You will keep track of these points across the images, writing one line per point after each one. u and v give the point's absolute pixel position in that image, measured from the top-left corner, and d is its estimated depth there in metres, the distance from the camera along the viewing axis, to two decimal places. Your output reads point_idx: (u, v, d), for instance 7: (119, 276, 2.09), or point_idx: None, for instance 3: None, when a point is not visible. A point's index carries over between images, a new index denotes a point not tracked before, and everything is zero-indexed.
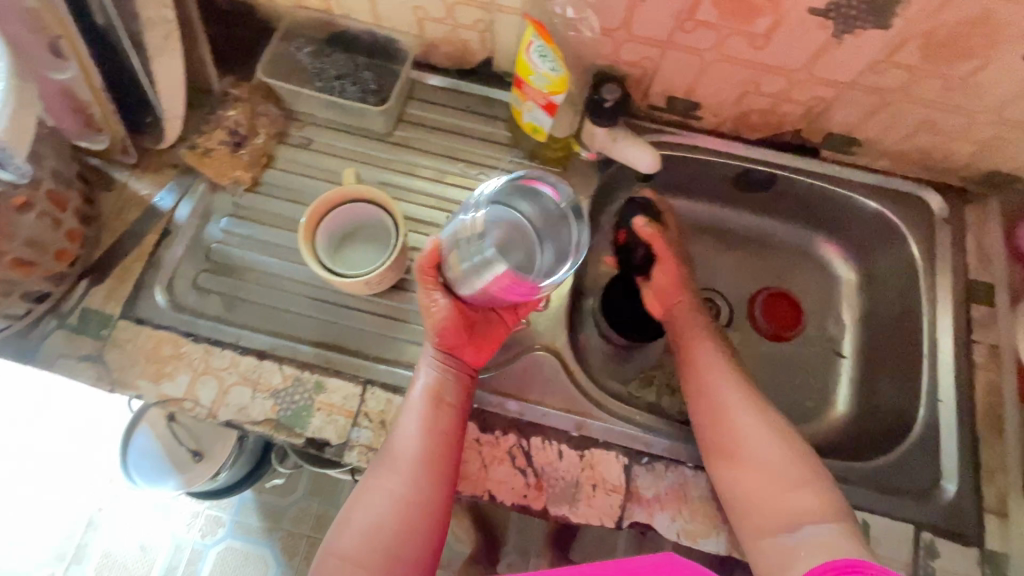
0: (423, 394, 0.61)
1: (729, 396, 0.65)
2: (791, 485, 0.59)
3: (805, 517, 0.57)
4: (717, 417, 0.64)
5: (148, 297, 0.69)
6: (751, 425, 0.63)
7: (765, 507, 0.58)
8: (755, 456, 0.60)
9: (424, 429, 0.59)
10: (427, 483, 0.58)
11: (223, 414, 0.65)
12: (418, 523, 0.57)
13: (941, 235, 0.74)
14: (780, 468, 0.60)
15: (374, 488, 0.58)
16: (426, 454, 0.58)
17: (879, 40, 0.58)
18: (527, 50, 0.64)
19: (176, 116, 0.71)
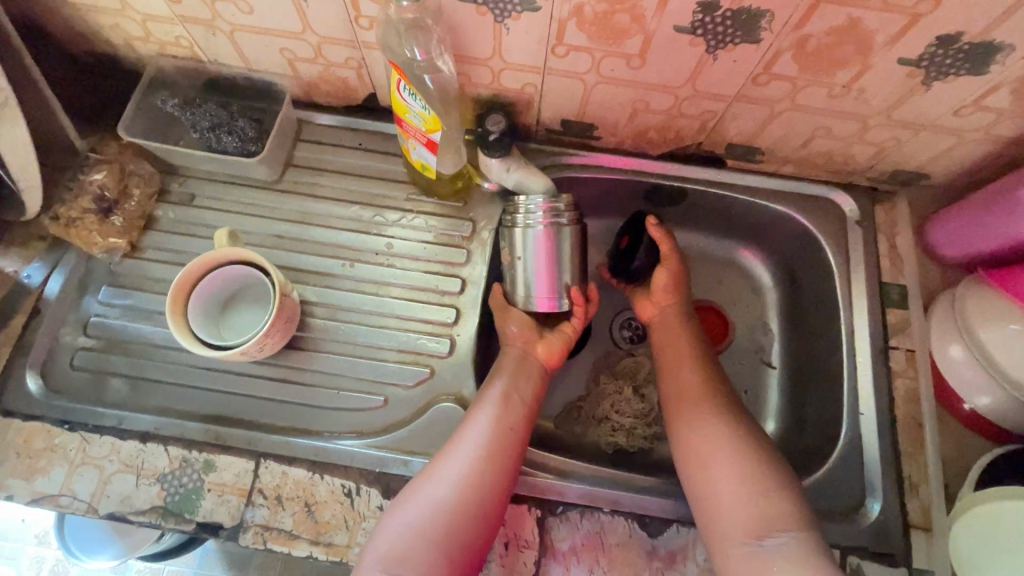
0: (500, 408, 0.61)
1: (695, 401, 0.63)
2: (764, 487, 0.55)
3: (777, 521, 0.53)
4: (685, 421, 0.62)
5: (18, 385, 0.64)
6: (720, 429, 0.60)
7: (737, 512, 0.54)
8: (718, 458, 0.58)
9: (508, 436, 0.59)
10: (484, 491, 0.56)
11: (103, 507, 0.60)
12: (456, 534, 0.54)
13: (853, 238, 0.72)
14: (750, 470, 0.56)
15: (427, 496, 0.55)
16: (502, 457, 0.58)
17: (752, 53, 0.55)
18: (396, 89, 0.60)
19: (34, 186, 0.65)
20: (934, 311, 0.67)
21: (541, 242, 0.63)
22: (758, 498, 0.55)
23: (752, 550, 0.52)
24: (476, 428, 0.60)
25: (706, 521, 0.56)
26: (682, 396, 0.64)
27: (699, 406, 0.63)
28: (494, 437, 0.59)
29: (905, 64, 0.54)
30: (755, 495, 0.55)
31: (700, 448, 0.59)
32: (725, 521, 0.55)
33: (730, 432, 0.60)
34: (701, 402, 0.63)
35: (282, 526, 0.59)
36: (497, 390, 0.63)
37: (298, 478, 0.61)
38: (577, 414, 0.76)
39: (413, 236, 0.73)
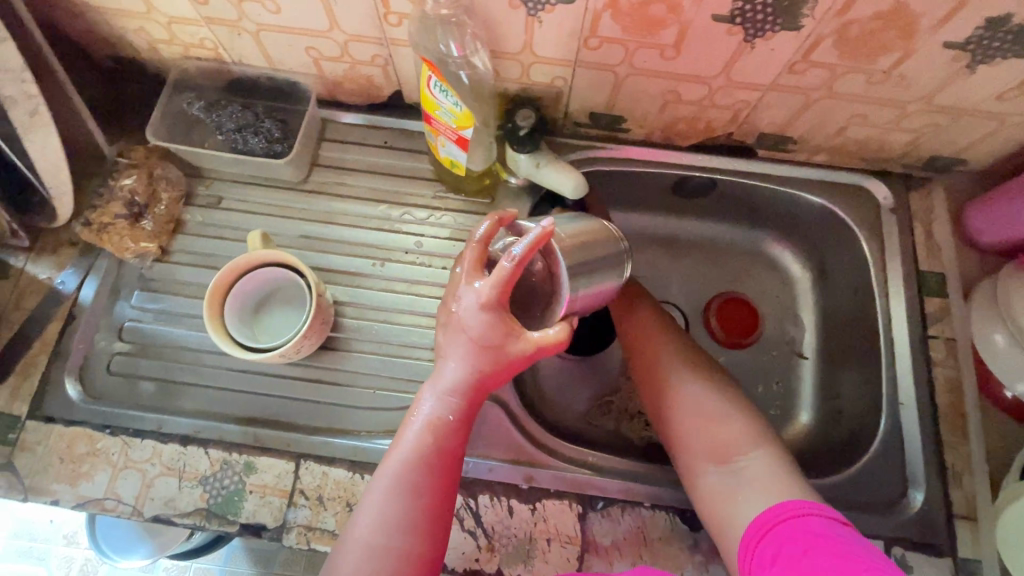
0: (431, 427, 0.53)
1: (655, 348, 0.63)
2: (726, 416, 0.57)
3: (737, 446, 0.55)
4: (645, 367, 0.63)
5: (57, 392, 0.64)
6: (680, 368, 0.61)
7: (704, 444, 0.56)
8: (686, 399, 0.59)
9: (445, 453, 0.53)
10: (428, 519, 0.52)
11: (148, 510, 0.60)
12: (413, 567, 0.50)
13: (888, 226, 0.71)
14: (711, 404, 0.58)
15: (365, 541, 0.51)
16: (441, 477, 0.53)
17: (791, 42, 0.54)
18: (427, 85, 0.59)
19: (65, 193, 0.66)
20: (973, 299, 0.67)
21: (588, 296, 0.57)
22: (721, 426, 0.57)
23: (718, 475, 0.54)
24: (404, 456, 0.53)
25: (677, 456, 0.58)
26: (640, 344, 0.64)
27: (659, 349, 0.63)
28: (427, 461, 0.52)
29: (950, 48, 0.52)
30: (718, 426, 0.57)
31: (662, 389, 0.60)
32: (693, 452, 0.57)
33: (691, 372, 0.61)
34: (660, 347, 0.63)
35: (325, 526, 0.59)
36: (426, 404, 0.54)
37: (338, 478, 0.61)
38: (609, 410, 0.76)
39: (441, 233, 0.73)
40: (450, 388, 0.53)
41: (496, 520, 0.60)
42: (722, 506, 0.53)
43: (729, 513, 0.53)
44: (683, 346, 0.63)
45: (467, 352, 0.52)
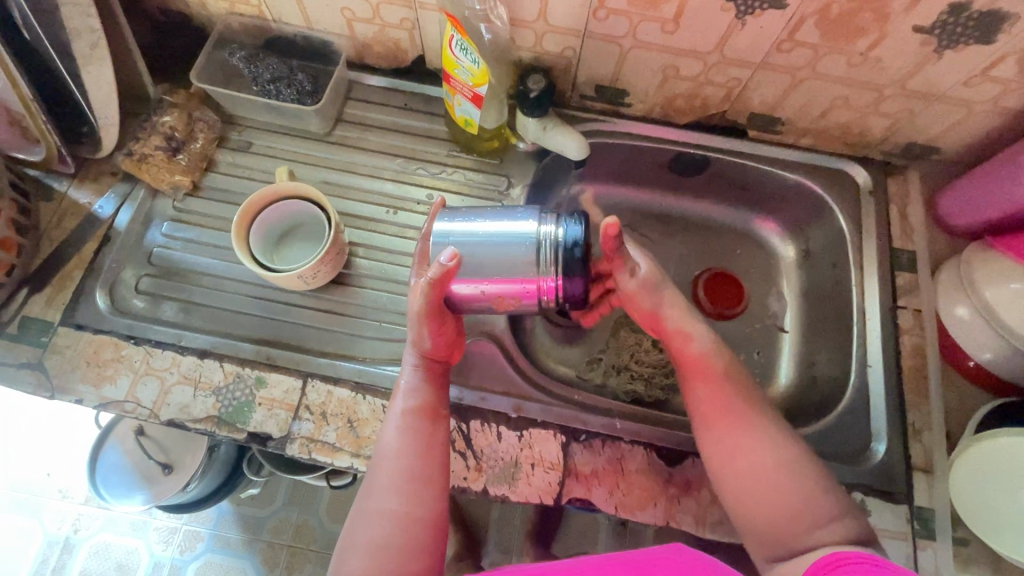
0: (408, 398, 0.61)
1: (728, 414, 0.58)
2: (810, 499, 0.54)
3: (821, 530, 0.52)
4: (718, 439, 0.58)
5: (88, 303, 0.70)
6: (756, 439, 0.57)
7: (785, 526, 0.53)
8: (762, 466, 0.55)
9: (425, 416, 0.60)
10: (421, 478, 0.57)
11: (163, 413, 0.65)
12: (419, 524, 0.55)
13: (866, 206, 0.77)
14: (790, 482, 0.54)
15: (372, 509, 0.56)
16: (428, 441, 0.59)
17: (778, 20, 0.61)
18: (449, 45, 0.66)
19: (112, 124, 0.72)
20: (940, 274, 0.72)
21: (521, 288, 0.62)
22: (797, 493, 0.54)
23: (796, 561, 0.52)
24: (391, 426, 0.60)
25: (749, 520, 0.55)
26: (714, 413, 0.59)
27: (734, 417, 0.58)
28: (411, 425, 0.59)
29: (919, 32, 0.59)
30: (796, 496, 0.54)
31: (743, 460, 0.56)
32: (772, 532, 0.54)
33: (772, 449, 0.56)
34: (732, 413, 0.58)
35: (326, 439, 0.64)
36: (404, 379, 0.62)
37: (342, 397, 0.66)
38: (598, 365, 0.81)
39: (451, 188, 0.79)
40: (420, 363, 0.63)
41: (484, 443, 0.64)
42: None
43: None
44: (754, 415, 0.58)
45: (425, 329, 0.61)
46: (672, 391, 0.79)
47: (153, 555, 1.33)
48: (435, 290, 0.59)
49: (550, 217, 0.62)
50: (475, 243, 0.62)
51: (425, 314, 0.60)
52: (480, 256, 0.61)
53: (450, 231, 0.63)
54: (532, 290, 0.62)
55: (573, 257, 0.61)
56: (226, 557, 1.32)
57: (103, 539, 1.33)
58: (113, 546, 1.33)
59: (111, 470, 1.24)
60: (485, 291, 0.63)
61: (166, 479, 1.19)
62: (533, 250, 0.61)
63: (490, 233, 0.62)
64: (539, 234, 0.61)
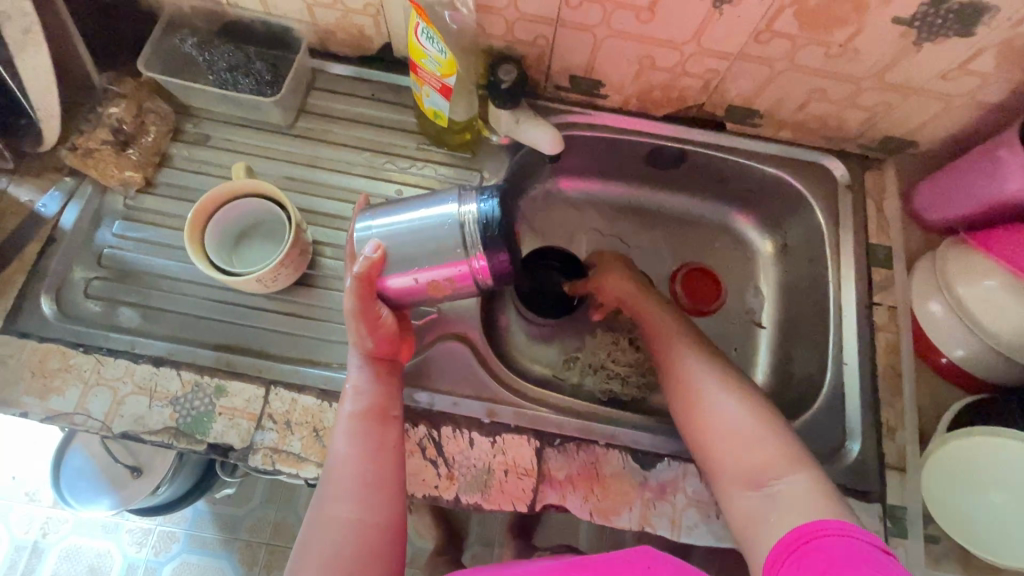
0: (355, 400, 0.59)
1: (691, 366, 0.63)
2: (764, 439, 0.56)
3: (775, 469, 0.54)
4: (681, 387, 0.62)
5: (33, 309, 0.65)
6: (711, 396, 0.60)
7: (742, 467, 0.55)
8: (717, 424, 0.58)
9: (374, 419, 0.58)
10: (373, 484, 0.55)
11: (117, 425, 0.62)
12: (374, 530, 0.54)
13: (843, 201, 0.76)
14: (746, 425, 0.57)
15: (324, 520, 0.54)
16: (378, 444, 0.57)
17: (755, 10, 0.58)
18: (415, 33, 0.62)
19: (53, 116, 0.67)
20: (915, 270, 0.71)
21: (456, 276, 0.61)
22: (751, 447, 0.56)
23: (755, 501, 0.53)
24: (341, 432, 0.58)
25: (713, 476, 0.58)
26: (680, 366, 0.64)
27: (691, 377, 0.62)
28: (358, 430, 0.57)
29: (898, 23, 0.57)
30: (751, 450, 0.56)
31: (700, 418, 0.59)
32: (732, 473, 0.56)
33: (726, 405, 0.59)
34: (688, 371, 0.63)
35: (291, 449, 0.62)
36: (351, 383, 0.60)
37: (307, 405, 0.64)
38: (574, 364, 0.79)
39: (421, 183, 0.76)
40: (366, 364, 0.60)
41: (454, 452, 0.62)
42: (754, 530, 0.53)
43: (759, 536, 0.52)
44: (715, 368, 0.62)
45: (362, 329, 0.59)
46: (649, 390, 0.77)
47: (126, 557, 1.29)
48: (363, 289, 0.57)
49: (468, 197, 0.60)
50: (401, 235, 0.60)
51: (362, 314, 0.58)
52: (409, 244, 0.60)
53: (377, 225, 0.61)
54: (465, 272, 0.60)
55: (494, 234, 0.59)
56: (202, 557, 1.29)
57: (73, 543, 1.29)
58: (84, 549, 1.29)
59: (77, 474, 1.19)
60: (420, 279, 0.61)
61: (134, 483, 1.15)
62: (459, 230, 0.59)
63: (414, 221, 0.60)
64: (459, 214, 0.60)
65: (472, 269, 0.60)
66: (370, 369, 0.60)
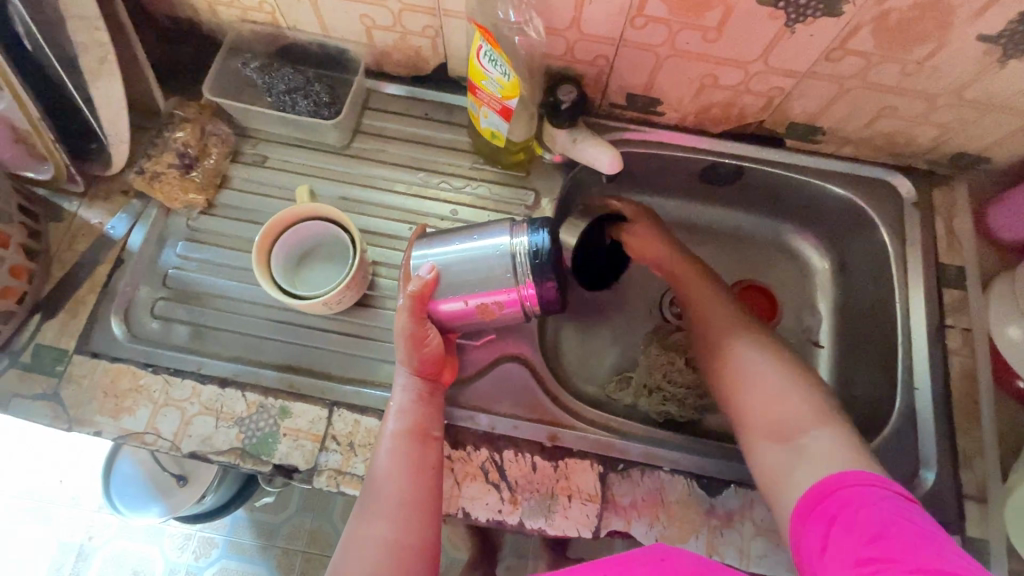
0: (399, 419, 0.59)
1: (719, 325, 0.66)
2: (787, 392, 0.59)
3: (802, 419, 0.57)
4: (708, 347, 0.66)
5: (104, 330, 0.67)
6: (745, 351, 0.63)
7: (771, 419, 0.58)
8: (749, 378, 0.61)
9: (416, 439, 0.58)
10: (412, 505, 0.55)
11: (185, 445, 0.63)
12: (410, 552, 0.53)
13: (910, 219, 0.73)
14: (774, 381, 0.60)
15: (362, 537, 0.53)
16: (418, 463, 0.57)
17: (830, 29, 0.57)
18: (477, 55, 0.62)
19: (122, 141, 0.69)
20: (990, 291, 0.68)
21: (504, 302, 0.60)
22: (778, 400, 0.58)
23: (781, 452, 0.56)
24: (382, 450, 0.58)
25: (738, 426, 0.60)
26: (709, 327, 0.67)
27: (727, 333, 0.65)
28: (400, 449, 0.57)
29: (984, 40, 0.55)
30: (781, 403, 0.58)
31: (733, 373, 0.62)
32: (762, 427, 0.58)
33: (757, 361, 0.62)
34: (723, 327, 0.66)
35: (355, 471, 0.62)
36: (395, 401, 0.60)
37: (370, 427, 0.64)
38: (628, 384, 0.77)
39: (475, 202, 0.75)
40: (410, 384, 0.61)
41: (515, 476, 0.62)
42: (782, 482, 0.54)
43: (783, 483, 0.54)
44: (748, 327, 0.66)
45: (409, 347, 0.59)
46: (705, 411, 0.76)
47: (168, 562, 1.31)
48: (417, 308, 0.59)
49: (521, 227, 0.60)
50: (454, 262, 0.60)
51: (411, 332, 0.59)
52: (461, 270, 0.60)
53: (434, 253, 0.61)
54: (514, 298, 0.60)
55: (545, 262, 0.58)
56: (241, 564, 1.31)
57: (118, 546, 1.32)
58: (130, 552, 1.32)
59: (124, 480, 1.22)
60: (469, 303, 0.60)
61: (181, 491, 1.17)
62: (512, 258, 0.59)
63: (467, 247, 0.60)
64: (512, 246, 0.59)
65: (521, 295, 0.60)
66: (414, 388, 0.60)
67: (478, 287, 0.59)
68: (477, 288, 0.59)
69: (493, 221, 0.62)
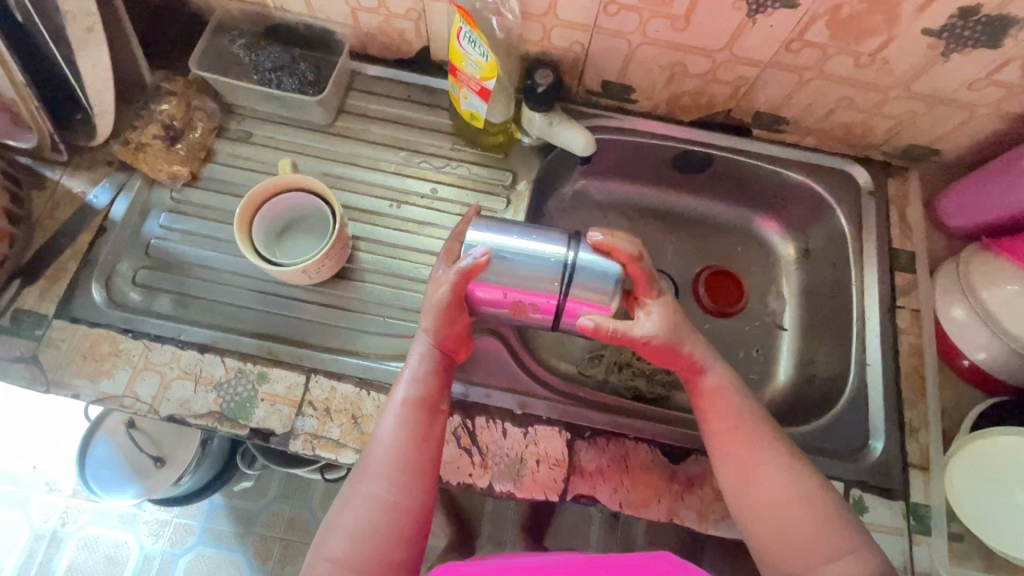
0: (411, 386, 0.60)
1: (745, 441, 0.57)
2: (829, 529, 0.52)
3: (835, 565, 0.50)
4: (733, 465, 0.57)
5: (85, 296, 0.68)
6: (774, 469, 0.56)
7: (799, 558, 0.51)
8: (779, 501, 0.54)
9: (426, 409, 0.59)
10: (412, 471, 0.56)
11: (163, 408, 0.64)
12: (404, 515, 0.54)
13: (866, 206, 0.78)
14: (812, 517, 0.53)
15: (360, 496, 0.55)
16: (426, 433, 0.58)
17: (789, 20, 0.61)
18: (457, 37, 0.65)
19: (107, 112, 0.70)
20: (938, 274, 0.73)
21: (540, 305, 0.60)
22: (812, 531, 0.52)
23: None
24: (389, 414, 0.58)
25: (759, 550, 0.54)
26: (732, 445, 0.58)
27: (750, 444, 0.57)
28: (409, 417, 0.58)
29: (928, 34, 0.60)
30: (814, 537, 0.52)
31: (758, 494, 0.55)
32: (783, 558, 0.52)
33: (785, 474, 0.55)
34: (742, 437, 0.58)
35: (330, 435, 0.64)
36: (410, 368, 0.60)
37: (346, 393, 0.66)
38: (600, 361, 0.80)
39: (455, 181, 0.78)
40: (429, 354, 0.61)
41: (488, 441, 0.64)
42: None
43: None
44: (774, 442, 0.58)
45: (440, 319, 0.59)
46: (672, 387, 0.79)
47: (142, 548, 1.30)
48: (461, 283, 0.58)
49: (578, 242, 0.60)
50: (505, 254, 0.59)
51: (445, 306, 0.59)
52: (510, 263, 0.59)
53: (485, 237, 0.61)
54: (552, 305, 0.60)
55: (589, 281, 0.58)
56: (217, 550, 1.30)
57: (91, 532, 1.30)
58: (101, 537, 1.30)
59: (96, 459, 1.19)
60: (507, 296, 0.60)
61: (157, 473, 1.16)
62: (561, 272, 0.59)
63: (523, 244, 0.60)
64: (564, 259, 0.59)
65: (562, 304, 0.60)
66: (432, 360, 0.61)
67: (522, 284, 0.59)
68: (518, 288, 0.59)
69: (556, 230, 0.62)
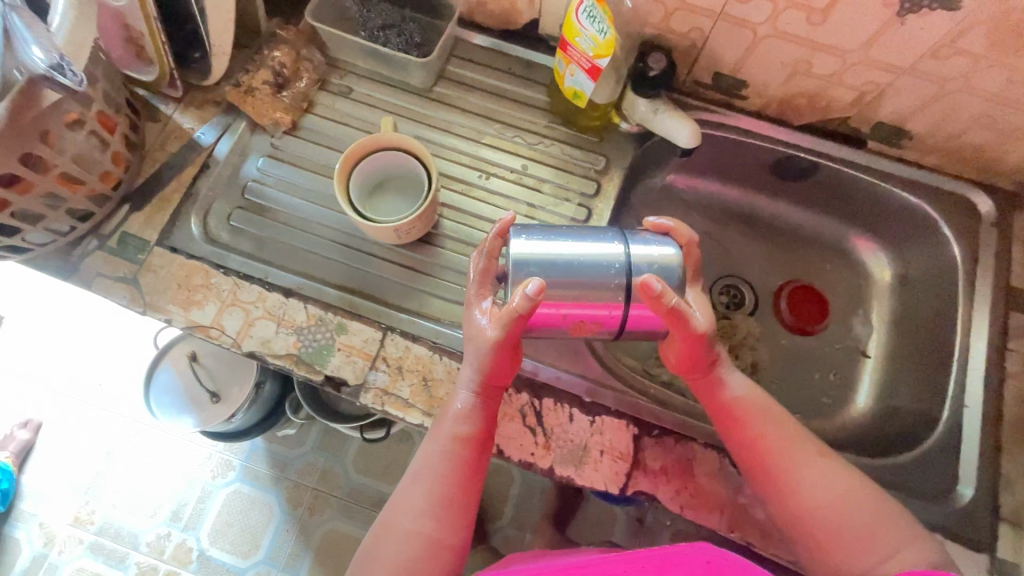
0: (458, 422, 0.58)
1: (782, 440, 0.57)
2: (877, 522, 0.53)
3: (898, 556, 0.50)
4: (774, 465, 0.56)
5: (185, 228, 0.71)
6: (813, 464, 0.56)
7: (857, 548, 0.51)
8: (824, 493, 0.54)
9: (472, 446, 0.58)
10: (455, 509, 0.56)
11: (246, 344, 0.66)
12: (444, 552, 0.55)
13: (985, 237, 0.72)
14: (858, 506, 0.54)
15: (397, 531, 0.55)
16: (469, 469, 0.57)
17: (945, 23, 0.56)
18: (576, 11, 0.64)
19: (224, 53, 0.73)
20: None
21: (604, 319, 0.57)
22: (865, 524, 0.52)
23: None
24: (434, 449, 0.58)
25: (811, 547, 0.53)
26: (774, 452, 0.57)
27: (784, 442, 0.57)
28: (454, 455, 0.57)
29: None
30: (867, 528, 0.52)
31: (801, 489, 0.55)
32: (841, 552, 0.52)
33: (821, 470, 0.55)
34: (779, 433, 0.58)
35: (400, 394, 0.65)
36: (457, 403, 0.59)
37: (419, 354, 0.66)
38: None
39: (545, 160, 0.77)
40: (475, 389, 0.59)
41: (553, 424, 0.64)
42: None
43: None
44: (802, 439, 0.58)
45: (490, 357, 0.57)
46: None
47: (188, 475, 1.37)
48: (516, 323, 0.55)
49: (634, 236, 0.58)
50: (565, 265, 0.55)
51: (496, 345, 0.56)
52: (571, 273, 0.55)
53: (531, 252, 0.56)
54: (617, 315, 0.57)
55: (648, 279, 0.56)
56: (254, 489, 1.36)
57: (145, 453, 1.38)
58: (152, 459, 1.38)
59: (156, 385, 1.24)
60: (566, 313, 0.56)
61: (212, 407, 1.21)
62: (625, 277, 0.56)
63: (577, 252, 0.56)
64: (628, 259, 0.56)
65: (625, 313, 0.56)
66: (478, 394, 0.59)
67: (584, 296, 0.56)
68: (583, 299, 0.56)
69: (602, 230, 0.58)
